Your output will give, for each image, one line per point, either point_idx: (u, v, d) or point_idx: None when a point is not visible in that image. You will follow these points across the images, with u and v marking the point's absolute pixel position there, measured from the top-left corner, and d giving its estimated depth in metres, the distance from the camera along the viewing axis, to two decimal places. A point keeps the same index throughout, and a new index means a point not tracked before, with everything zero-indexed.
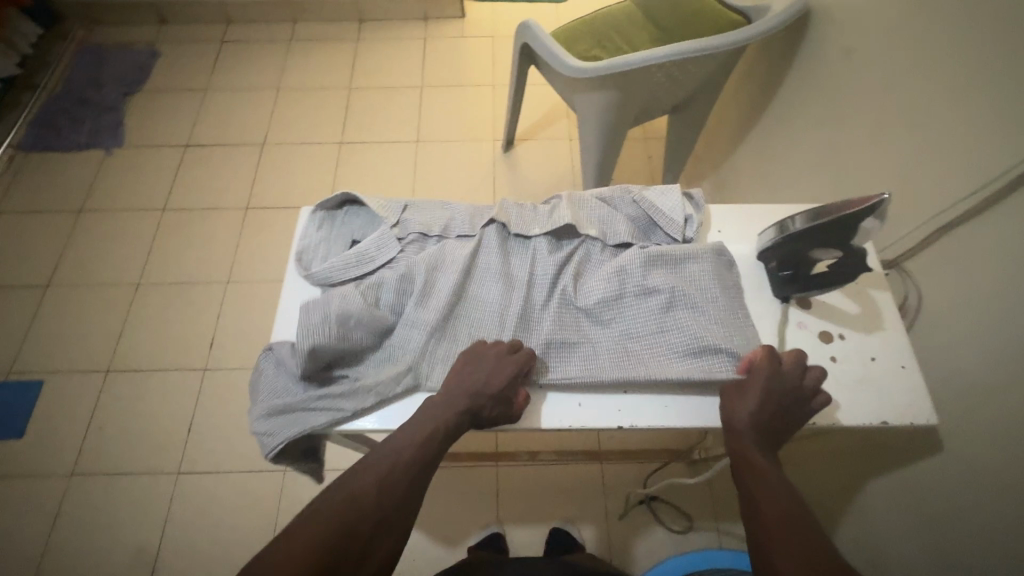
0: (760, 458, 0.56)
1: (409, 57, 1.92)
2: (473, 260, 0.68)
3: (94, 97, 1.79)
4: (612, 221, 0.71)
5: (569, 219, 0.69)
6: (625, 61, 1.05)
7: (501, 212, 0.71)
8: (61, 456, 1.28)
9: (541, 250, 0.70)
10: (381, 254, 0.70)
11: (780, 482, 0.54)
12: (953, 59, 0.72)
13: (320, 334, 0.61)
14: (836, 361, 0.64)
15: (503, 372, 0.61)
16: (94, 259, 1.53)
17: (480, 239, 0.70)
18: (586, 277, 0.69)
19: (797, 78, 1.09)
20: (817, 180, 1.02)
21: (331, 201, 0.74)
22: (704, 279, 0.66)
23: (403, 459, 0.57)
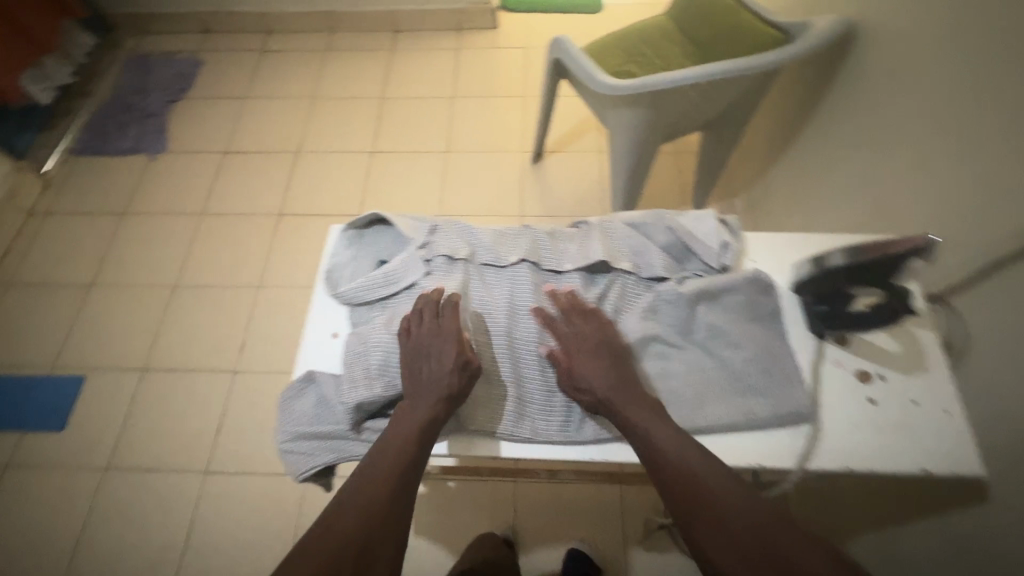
0: (635, 414, 0.59)
1: (440, 67, 1.94)
2: (504, 295, 0.68)
3: (141, 104, 1.87)
4: (646, 252, 0.71)
5: (603, 255, 0.68)
6: (661, 78, 1.05)
7: (532, 250, 0.71)
8: (98, 450, 1.33)
9: (575, 286, 0.69)
10: (405, 276, 0.70)
11: (668, 436, 0.57)
12: (1010, 86, 0.68)
13: (362, 380, 0.62)
14: (876, 404, 0.61)
15: (449, 349, 0.62)
16: (135, 259, 1.59)
17: (513, 276, 0.70)
18: (622, 315, 0.68)
19: (836, 97, 1.05)
20: (858, 204, 0.98)
21: (361, 220, 0.76)
22: (746, 318, 0.65)
23: (382, 469, 0.57)
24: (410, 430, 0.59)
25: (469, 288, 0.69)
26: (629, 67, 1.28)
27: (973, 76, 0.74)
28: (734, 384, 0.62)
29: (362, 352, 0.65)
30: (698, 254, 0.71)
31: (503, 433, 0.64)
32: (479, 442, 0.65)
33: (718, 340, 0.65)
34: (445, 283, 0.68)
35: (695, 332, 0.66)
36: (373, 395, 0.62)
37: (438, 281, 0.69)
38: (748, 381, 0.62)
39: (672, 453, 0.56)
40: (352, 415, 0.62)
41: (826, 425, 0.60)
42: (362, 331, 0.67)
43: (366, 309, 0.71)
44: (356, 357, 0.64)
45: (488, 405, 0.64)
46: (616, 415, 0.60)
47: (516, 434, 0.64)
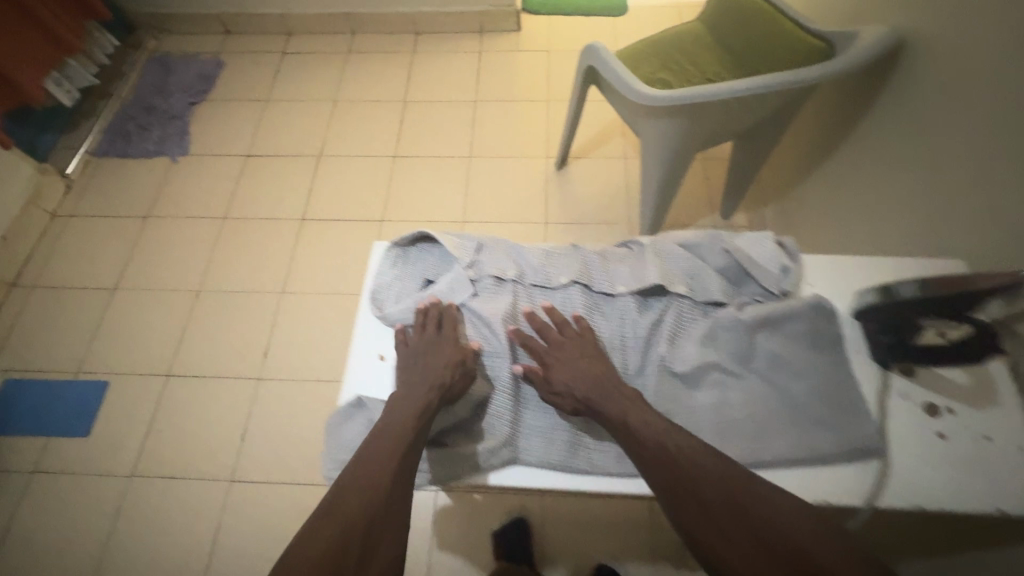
0: (613, 406, 0.62)
1: (463, 71, 1.92)
2: (557, 314, 0.70)
3: (162, 106, 1.86)
4: (702, 276, 0.70)
5: (658, 279, 0.68)
6: (701, 91, 1.02)
7: (583, 272, 0.72)
8: (123, 456, 1.33)
9: (629, 309, 0.70)
10: (453, 297, 0.73)
11: (644, 421, 0.60)
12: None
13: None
14: (945, 439, 0.58)
15: (445, 351, 0.67)
16: (157, 263, 1.59)
17: (563, 299, 0.72)
18: (679, 341, 0.67)
19: (880, 110, 1.02)
20: (904, 220, 0.96)
21: (406, 239, 0.77)
22: (809, 347, 0.63)
23: (378, 460, 0.60)
24: (404, 420, 0.63)
25: (518, 307, 0.72)
26: (663, 75, 1.25)
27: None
28: (796, 416, 0.61)
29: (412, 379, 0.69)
30: (758, 277, 0.69)
31: (554, 463, 0.66)
32: (538, 474, 0.66)
33: (780, 369, 0.63)
34: (488, 305, 0.71)
35: (756, 360, 0.64)
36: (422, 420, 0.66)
37: (486, 302, 0.72)
38: (813, 413, 0.60)
39: (653, 439, 0.59)
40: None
41: (894, 461, 0.58)
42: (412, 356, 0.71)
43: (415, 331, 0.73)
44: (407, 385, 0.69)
45: (542, 435, 0.67)
46: (593, 407, 0.63)
47: (567, 465, 0.65)
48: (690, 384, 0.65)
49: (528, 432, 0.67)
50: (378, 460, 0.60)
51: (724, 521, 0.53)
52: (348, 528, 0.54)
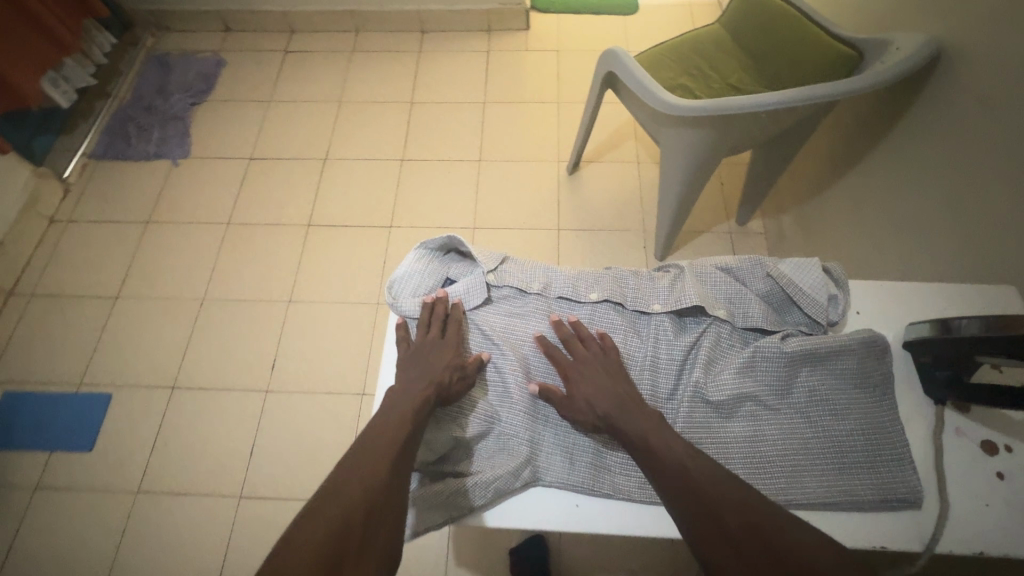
0: (633, 424, 0.60)
1: (470, 71, 1.88)
2: (587, 332, 0.69)
3: (162, 107, 1.81)
4: (744, 301, 0.68)
5: (698, 300, 0.66)
6: (735, 101, 0.99)
7: (616, 289, 0.71)
8: (128, 472, 1.29)
9: (665, 329, 0.68)
10: (471, 298, 0.74)
11: (667, 442, 0.57)
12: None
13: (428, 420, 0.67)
14: (1005, 479, 0.56)
15: (446, 354, 0.68)
16: (160, 271, 1.55)
17: (592, 314, 0.71)
18: (714, 366, 0.65)
19: (912, 122, 0.99)
20: (937, 236, 0.93)
21: (435, 243, 0.76)
22: (854, 386, 0.61)
23: (380, 451, 0.58)
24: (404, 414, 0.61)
25: (536, 319, 0.73)
26: (684, 81, 1.21)
27: None
28: (834, 459, 0.59)
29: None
30: (805, 301, 0.66)
31: (574, 486, 0.63)
32: (562, 496, 0.63)
33: (820, 408, 0.61)
34: (490, 319, 0.73)
35: (795, 395, 0.62)
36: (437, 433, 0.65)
37: (485, 313, 0.74)
38: (852, 458, 0.58)
39: (676, 459, 0.56)
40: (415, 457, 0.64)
41: (952, 506, 0.55)
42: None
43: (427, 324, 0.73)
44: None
45: (564, 453, 0.65)
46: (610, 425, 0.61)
47: (588, 488, 0.63)
48: (724, 414, 0.62)
49: (550, 451, 0.65)
50: (379, 453, 0.58)
51: (739, 532, 0.50)
52: (348, 514, 0.52)
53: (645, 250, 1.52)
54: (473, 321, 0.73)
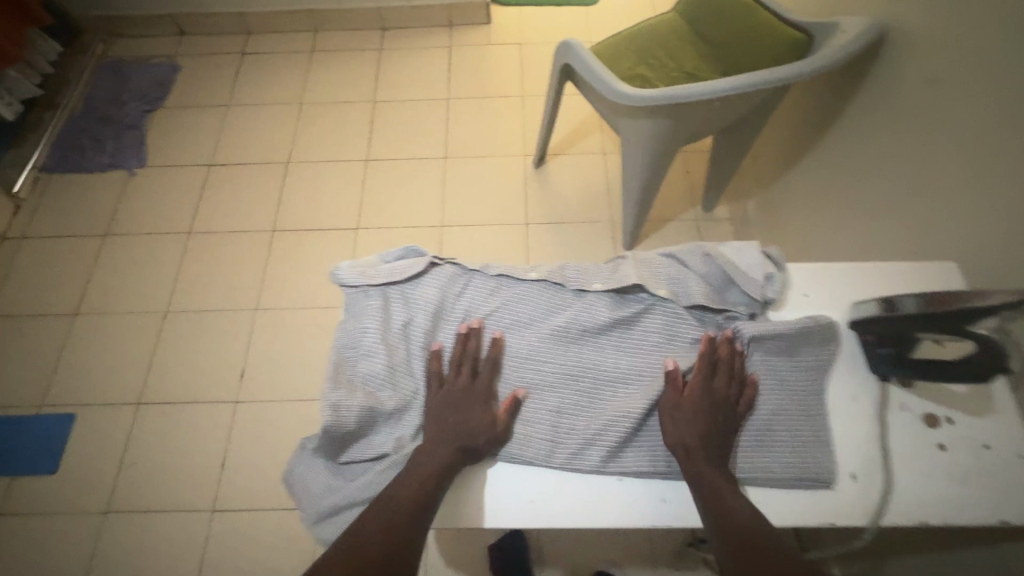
0: (711, 473, 0.54)
1: (434, 66, 1.86)
2: (529, 315, 0.65)
3: (116, 116, 1.76)
4: (684, 280, 0.66)
5: (638, 278, 0.64)
6: (695, 89, 0.99)
7: (558, 270, 0.67)
8: (96, 492, 1.26)
9: (601, 306, 0.65)
10: (409, 269, 0.67)
11: (735, 505, 0.51)
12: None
13: (345, 386, 0.59)
14: (946, 450, 0.57)
15: (477, 407, 0.58)
16: (121, 284, 1.50)
17: (532, 291, 0.67)
18: (646, 343, 0.63)
19: (862, 104, 1.01)
20: (890, 216, 0.95)
21: (394, 253, 0.71)
22: (785, 367, 0.61)
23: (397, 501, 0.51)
24: (430, 467, 0.53)
25: (468, 292, 0.67)
26: (642, 70, 1.21)
27: None
28: (757, 437, 0.59)
29: (350, 356, 0.62)
30: (742, 279, 0.65)
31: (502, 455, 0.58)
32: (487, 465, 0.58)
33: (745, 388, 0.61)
34: (428, 290, 0.66)
35: None
36: (353, 400, 0.57)
37: (424, 285, 0.66)
38: (774, 435, 0.59)
39: (740, 518, 0.51)
40: (325, 427, 0.55)
41: (897, 479, 0.56)
42: (354, 331, 0.63)
43: (360, 291, 0.66)
44: (343, 363, 0.61)
45: None
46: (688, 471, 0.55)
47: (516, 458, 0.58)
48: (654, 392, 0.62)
49: None
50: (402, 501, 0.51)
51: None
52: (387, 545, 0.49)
53: (614, 241, 1.53)
54: (408, 295, 0.66)
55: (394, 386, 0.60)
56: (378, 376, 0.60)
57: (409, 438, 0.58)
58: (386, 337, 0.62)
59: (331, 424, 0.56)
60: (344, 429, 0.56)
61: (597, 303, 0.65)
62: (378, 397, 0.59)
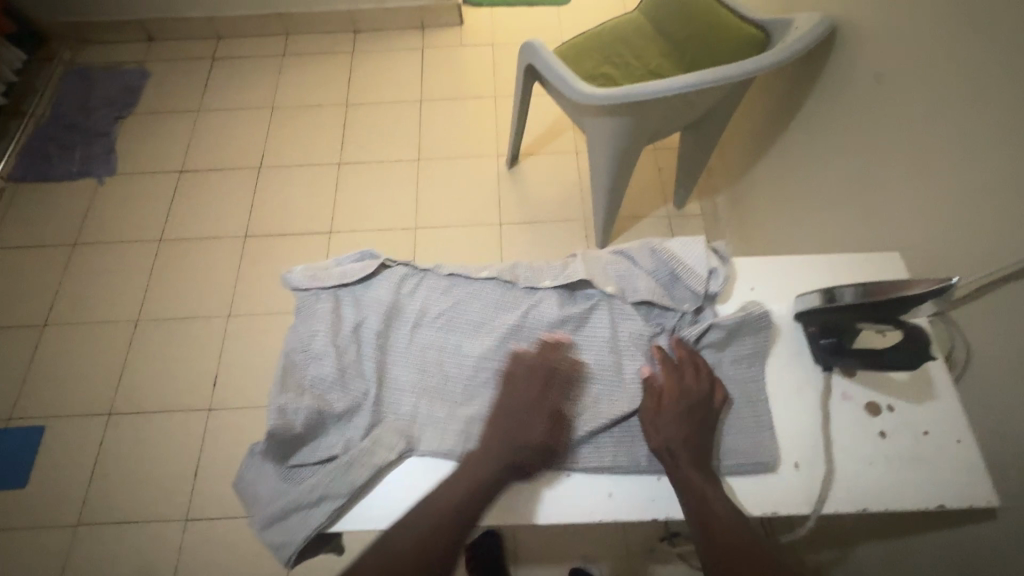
0: (697, 477, 0.55)
1: (406, 68, 1.86)
2: (480, 314, 0.67)
3: (85, 124, 1.74)
4: (631, 276, 0.67)
5: (585, 274, 0.65)
6: (652, 87, 0.99)
7: (509, 269, 0.69)
8: (67, 505, 1.25)
9: (550, 303, 0.66)
10: (361, 271, 0.68)
11: (721, 511, 0.52)
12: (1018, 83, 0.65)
13: (292, 390, 0.60)
14: (887, 437, 0.59)
15: (536, 425, 0.58)
16: (91, 294, 1.49)
17: (483, 290, 0.68)
18: (593, 338, 0.64)
19: (820, 100, 1.03)
20: (847, 209, 0.97)
21: (350, 256, 0.73)
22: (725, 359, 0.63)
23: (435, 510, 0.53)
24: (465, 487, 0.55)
25: (420, 293, 0.68)
26: (606, 69, 1.22)
27: (974, 76, 0.71)
28: None
29: (300, 359, 0.63)
30: (686, 271, 0.65)
31: (449, 454, 0.58)
32: (437, 464, 0.59)
33: None
34: (380, 291, 0.67)
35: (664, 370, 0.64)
36: (299, 404, 0.58)
37: (376, 286, 0.68)
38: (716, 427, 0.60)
39: (728, 524, 0.52)
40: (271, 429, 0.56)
41: (838, 467, 0.58)
42: (304, 334, 0.64)
43: (312, 295, 0.67)
44: (293, 366, 0.62)
45: (437, 425, 0.60)
46: (675, 473, 0.55)
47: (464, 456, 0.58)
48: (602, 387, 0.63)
49: (424, 423, 0.61)
50: (439, 511, 0.53)
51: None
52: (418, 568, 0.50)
53: (587, 240, 1.54)
54: (359, 297, 0.67)
55: (344, 388, 0.61)
56: (326, 379, 0.61)
57: (357, 439, 0.59)
58: (336, 340, 0.63)
59: (277, 427, 0.56)
60: (290, 432, 0.57)
61: (546, 301, 0.66)
62: (327, 398, 0.60)
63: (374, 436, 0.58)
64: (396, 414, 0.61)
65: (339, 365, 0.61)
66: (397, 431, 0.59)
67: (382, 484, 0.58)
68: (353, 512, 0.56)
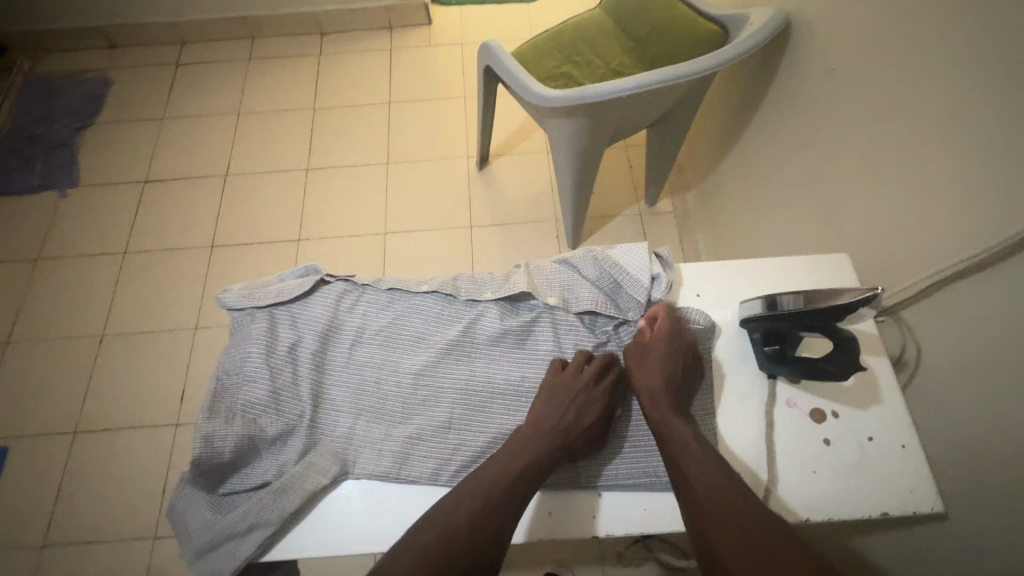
0: (680, 424, 0.58)
1: (375, 70, 1.83)
2: (419, 329, 0.70)
3: (45, 135, 1.70)
4: (574, 286, 0.70)
5: (526, 287, 0.68)
6: (613, 86, 0.96)
7: (450, 283, 0.72)
8: (32, 527, 1.22)
9: (489, 317, 0.70)
10: (300, 288, 0.72)
11: (699, 457, 0.55)
12: (963, 79, 0.64)
13: (222, 414, 0.62)
14: (831, 444, 0.59)
15: (591, 409, 0.62)
16: (54, 310, 1.46)
17: (422, 306, 0.72)
18: (535, 350, 0.69)
19: (780, 96, 1.02)
20: (807, 207, 0.96)
21: (295, 271, 0.75)
22: None
23: (496, 489, 0.57)
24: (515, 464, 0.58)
25: (360, 311, 0.71)
26: (567, 69, 1.20)
27: (922, 73, 0.71)
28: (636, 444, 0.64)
29: (232, 383, 0.65)
30: (626, 277, 0.69)
31: (383, 475, 0.61)
32: (375, 485, 0.61)
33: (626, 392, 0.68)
34: (317, 309, 0.71)
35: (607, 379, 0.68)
36: (227, 431, 0.60)
37: (314, 304, 0.71)
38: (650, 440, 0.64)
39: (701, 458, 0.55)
40: (196, 458, 0.58)
41: (781, 474, 0.58)
42: (237, 357, 0.67)
43: (248, 314, 0.71)
44: (224, 390, 0.64)
45: (374, 446, 0.63)
46: (658, 425, 0.59)
47: (396, 474, 0.61)
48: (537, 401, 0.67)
49: (361, 444, 0.63)
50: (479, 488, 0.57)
51: (777, 552, 0.48)
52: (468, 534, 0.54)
53: (559, 240, 1.52)
54: (296, 316, 0.70)
55: (278, 411, 0.63)
56: (260, 403, 0.63)
57: (292, 461, 0.61)
58: (269, 361, 0.65)
59: (202, 454, 0.58)
60: (218, 458, 0.59)
61: (484, 315, 0.70)
62: (260, 423, 0.62)
63: (309, 459, 0.61)
64: (331, 435, 0.64)
65: (272, 387, 0.64)
66: (331, 453, 0.61)
67: (317, 507, 0.59)
68: (286, 537, 0.58)
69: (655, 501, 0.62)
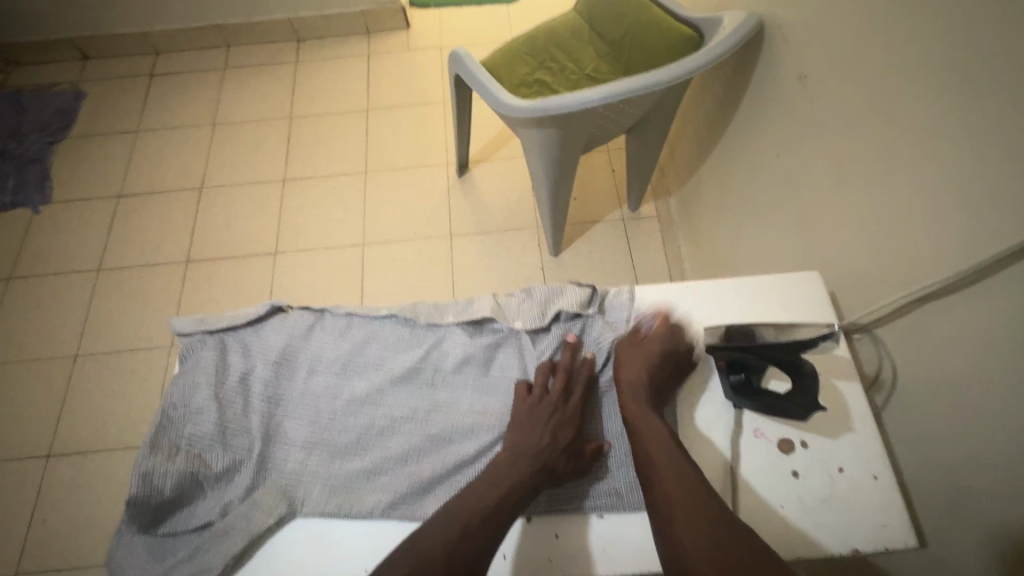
0: (655, 430, 0.58)
1: (352, 77, 1.80)
2: (376, 354, 0.69)
3: (16, 150, 1.66)
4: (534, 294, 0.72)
5: (490, 310, 0.69)
6: (582, 97, 0.93)
7: (411, 307, 0.72)
8: (5, 554, 1.20)
9: (452, 339, 0.69)
10: (252, 315, 0.72)
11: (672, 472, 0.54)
12: (942, 87, 0.60)
13: (165, 450, 0.63)
14: (800, 477, 0.59)
15: (567, 428, 0.62)
16: (26, 330, 1.43)
17: (379, 330, 0.71)
18: (498, 374, 0.68)
19: (755, 101, 1.00)
20: (784, 217, 0.94)
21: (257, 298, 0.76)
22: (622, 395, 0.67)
23: (478, 509, 0.53)
24: (496, 489, 0.55)
25: (315, 337, 0.71)
26: (540, 75, 1.17)
27: (892, 81, 0.68)
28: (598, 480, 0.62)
29: (178, 416, 0.66)
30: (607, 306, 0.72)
31: (331, 514, 0.60)
32: (325, 523, 0.60)
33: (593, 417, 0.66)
34: (269, 337, 0.70)
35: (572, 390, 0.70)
36: (169, 467, 0.61)
37: (266, 331, 0.71)
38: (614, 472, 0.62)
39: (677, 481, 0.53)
40: (133, 497, 0.59)
41: (743, 505, 0.58)
42: (184, 388, 0.67)
43: (197, 340, 0.71)
44: (168, 424, 0.65)
45: (323, 480, 0.62)
46: (633, 419, 0.60)
47: (342, 512, 0.59)
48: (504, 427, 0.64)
49: (310, 479, 0.62)
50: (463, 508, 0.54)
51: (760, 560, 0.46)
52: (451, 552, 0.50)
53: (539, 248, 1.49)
54: (248, 344, 0.70)
55: (225, 446, 0.64)
56: (206, 437, 0.64)
57: (236, 499, 0.61)
58: (217, 392, 0.66)
59: (141, 492, 0.59)
60: (158, 496, 0.60)
61: (445, 338, 0.69)
62: (206, 458, 0.63)
63: (254, 498, 0.61)
64: (279, 470, 0.63)
65: (219, 420, 0.64)
66: (277, 491, 0.61)
67: (261, 549, 0.59)
68: None
69: (615, 546, 0.58)
